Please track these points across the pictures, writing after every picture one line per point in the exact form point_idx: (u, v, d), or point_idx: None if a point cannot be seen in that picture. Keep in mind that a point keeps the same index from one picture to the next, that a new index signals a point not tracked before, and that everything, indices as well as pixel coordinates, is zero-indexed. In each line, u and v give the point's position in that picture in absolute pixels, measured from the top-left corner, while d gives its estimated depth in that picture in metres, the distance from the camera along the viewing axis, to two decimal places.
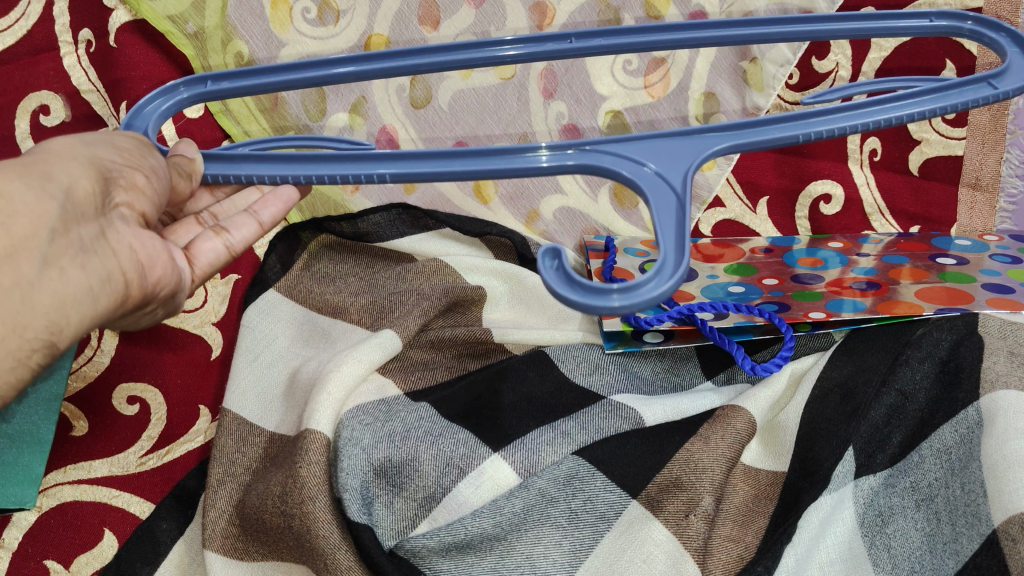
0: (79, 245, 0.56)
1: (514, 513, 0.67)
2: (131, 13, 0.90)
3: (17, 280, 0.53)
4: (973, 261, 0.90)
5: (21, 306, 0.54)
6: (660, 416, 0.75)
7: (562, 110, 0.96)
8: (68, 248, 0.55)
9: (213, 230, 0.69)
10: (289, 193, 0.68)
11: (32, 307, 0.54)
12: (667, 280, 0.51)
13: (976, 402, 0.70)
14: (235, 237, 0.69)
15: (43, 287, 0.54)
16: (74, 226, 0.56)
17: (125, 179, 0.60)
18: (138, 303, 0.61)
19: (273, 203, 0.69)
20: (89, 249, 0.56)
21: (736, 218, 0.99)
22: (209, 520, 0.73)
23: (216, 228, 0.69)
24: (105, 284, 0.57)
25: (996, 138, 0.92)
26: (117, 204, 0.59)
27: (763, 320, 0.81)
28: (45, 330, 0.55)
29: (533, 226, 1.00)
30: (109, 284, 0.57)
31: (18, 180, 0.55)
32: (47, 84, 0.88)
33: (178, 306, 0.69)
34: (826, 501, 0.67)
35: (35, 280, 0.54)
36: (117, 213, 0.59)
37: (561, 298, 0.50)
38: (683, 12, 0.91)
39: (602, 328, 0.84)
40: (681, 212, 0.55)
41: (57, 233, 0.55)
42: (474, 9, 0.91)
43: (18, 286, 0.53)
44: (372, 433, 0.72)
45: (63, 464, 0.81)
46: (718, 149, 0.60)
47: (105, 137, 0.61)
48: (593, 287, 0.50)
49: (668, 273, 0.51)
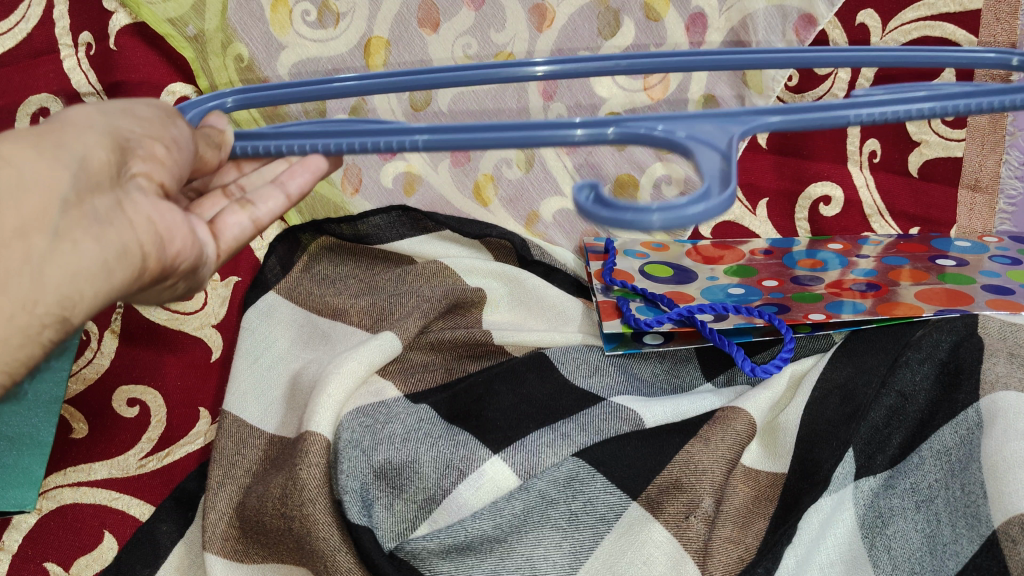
0: (93, 217, 0.49)
1: (514, 515, 0.67)
2: (130, 16, 0.89)
3: (27, 258, 0.47)
4: (973, 263, 0.90)
5: (31, 284, 0.47)
6: (660, 419, 0.76)
7: (561, 112, 0.96)
8: (81, 220, 0.48)
9: (239, 204, 0.62)
10: (319, 163, 0.62)
11: (41, 284, 0.47)
12: (705, 204, 0.45)
13: (976, 402, 0.69)
14: (262, 210, 0.63)
15: (54, 263, 0.47)
16: (89, 197, 0.49)
17: (144, 149, 0.54)
18: (156, 277, 0.54)
19: (302, 173, 0.62)
20: (105, 220, 0.49)
21: (736, 220, 1.00)
22: (209, 521, 0.73)
23: (241, 201, 0.62)
24: (122, 258, 0.50)
25: (996, 139, 0.92)
26: (135, 173, 0.53)
27: (763, 321, 0.81)
28: (57, 306, 0.48)
29: (533, 228, 1.00)
30: (126, 258, 0.50)
31: (30, 148, 0.49)
32: (47, 85, 0.88)
33: (202, 281, 0.62)
34: (826, 502, 0.68)
35: (47, 256, 0.47)
36: (134, 183, 0.53)
37: (598, 220, 0.45)
38: (683, 13, 0.91)
39: (602, 329, 0.83)
40: (728, 172, 0.49)
41: (70, 203, 0.48)
42: (474, 11, 0.92)
43: (27, 263, 0.47)
44: (373, 435, 0.72)
45: (62, 466, 0.81)
46: (771, 122, 0.54)
47: (124, 106, 0.56)
48: (626, 204, 0.45)
49: (712, 198, 0.45)
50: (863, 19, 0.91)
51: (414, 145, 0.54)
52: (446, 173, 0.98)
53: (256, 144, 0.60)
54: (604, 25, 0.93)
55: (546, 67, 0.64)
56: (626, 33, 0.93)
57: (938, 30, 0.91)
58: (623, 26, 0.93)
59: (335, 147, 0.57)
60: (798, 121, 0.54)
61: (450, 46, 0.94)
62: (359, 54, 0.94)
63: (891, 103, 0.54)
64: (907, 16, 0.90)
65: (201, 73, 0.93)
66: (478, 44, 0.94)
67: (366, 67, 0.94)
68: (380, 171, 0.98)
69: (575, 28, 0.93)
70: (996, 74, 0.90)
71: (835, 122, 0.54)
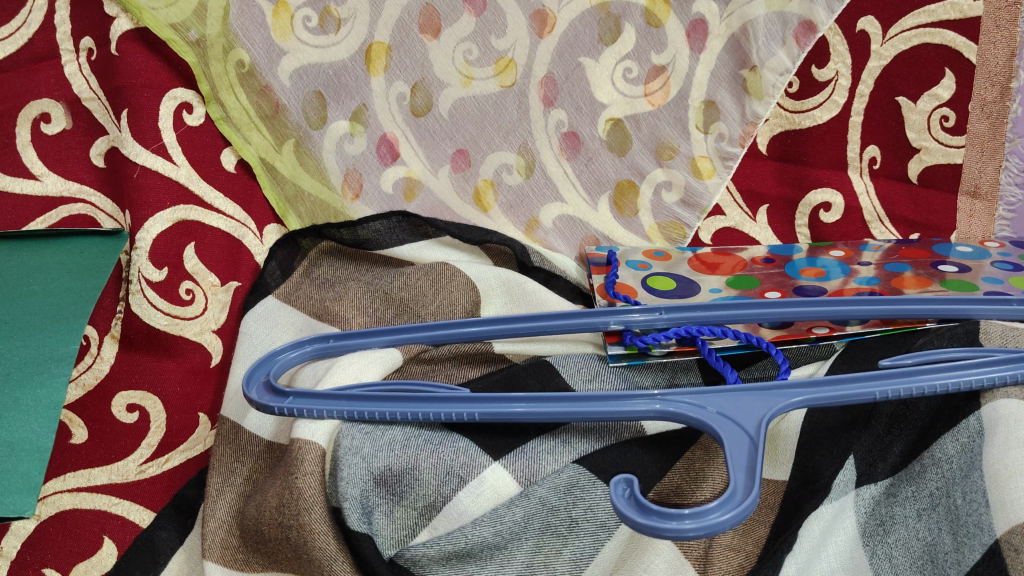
0: None
1: (514, 522, 0.67)
2: (132, 22, 0.88)
3: None
4: (974, 268, 0.89)
5: None
6: (661, 427, 0.74)
7: (562, 118, 0.96)
8: None
9: None
10: None
11: None
12: (732, 509, 0.57)
13: (977, 411, 0.68)
14: None
15: None
16: None
17: None
18: None
19: None
20: None
21: (736, 226, 0.98)
22: (209, 529, 0.75)
23: None
24: None
25: (995, 147, 0.94)
26: None
27: (758, 344, 0.78)
28: None
29: (533, 234, 0.99)
30: None
31: None
32: (48, 91, 0.89)
33: None
34: (826, 510, 0.69)
35: None
36: None
37: (631, 520, 0.57)
38: (683, 20, 0.92)
39: (608, 348, 0.81)
40: (753, 462, 0.61)
41: None
42: (474, 17, 0.94)
43: None
44: (373, 441, 0.72)
45: (63, 472, 0.82)
46: (796, 401, 0.66)
47: None
48: (661, 513, 0.57)
49: (739, 504, 0.57)
50: (863, 27, 0.92)
51: (471, 416, 0.68)
52: (446, 178, 0.97)
53: (333, 407, 0.70)
54: (605, 31, 0.94)
55: (642, 315, 0.80)
56: (627, 39, 0.94)
57: (938, 37, 0.92)
58: (624, 33, 0.94)
59: (420, 415, 0.69)
60: (824, 397, 0.66)
61: (450, 52, 0.94)
62: (359, 60, 0.94)
63: (895, 380, 0.67)
64: (908, 23, 0.92)
65: (202, 78, 0.91)
66: (479, 50, 0.94)
67: (366, 73, 0.94)
68: (380, 176, 0.96)
69: (576, 34, 0.94)
70: (996, 81, 0.92)
71: (855, 396, 0.66)
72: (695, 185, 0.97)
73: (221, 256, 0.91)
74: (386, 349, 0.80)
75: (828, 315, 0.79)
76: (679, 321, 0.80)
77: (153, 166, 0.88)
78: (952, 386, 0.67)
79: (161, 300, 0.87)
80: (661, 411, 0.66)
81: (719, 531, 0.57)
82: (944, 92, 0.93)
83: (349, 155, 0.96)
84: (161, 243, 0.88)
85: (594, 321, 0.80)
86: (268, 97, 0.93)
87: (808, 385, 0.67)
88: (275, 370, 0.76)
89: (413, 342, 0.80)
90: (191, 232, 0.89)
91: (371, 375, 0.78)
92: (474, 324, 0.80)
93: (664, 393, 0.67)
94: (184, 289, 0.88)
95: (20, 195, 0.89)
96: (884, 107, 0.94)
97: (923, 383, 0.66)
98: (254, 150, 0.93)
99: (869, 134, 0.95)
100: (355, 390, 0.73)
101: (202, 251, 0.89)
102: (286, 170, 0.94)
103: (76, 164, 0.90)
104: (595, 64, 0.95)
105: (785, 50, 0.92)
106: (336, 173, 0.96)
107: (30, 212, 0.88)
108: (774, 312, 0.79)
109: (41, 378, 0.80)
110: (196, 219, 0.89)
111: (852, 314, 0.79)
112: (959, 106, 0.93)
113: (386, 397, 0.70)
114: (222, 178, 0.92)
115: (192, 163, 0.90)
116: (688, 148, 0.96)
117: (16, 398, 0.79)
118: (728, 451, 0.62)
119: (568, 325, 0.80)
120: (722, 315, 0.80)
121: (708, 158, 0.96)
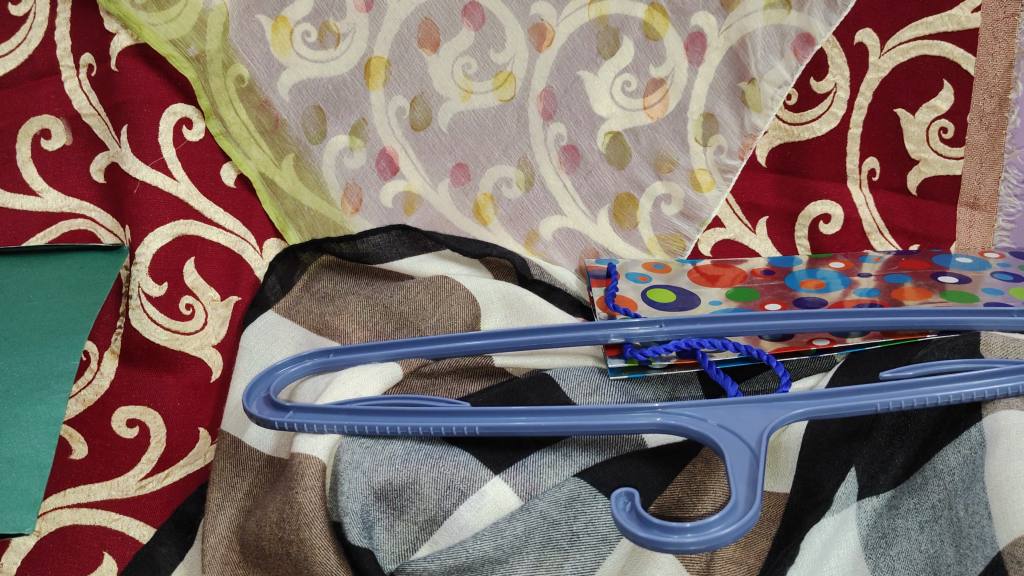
0: None
1: (515, 537, 0.67)
2: (132, 38, 0.89)
3: None
4: (974, 280, 0.89)
5: None
6: (661, 441, 0.74)
7: (561, 131, 0.96)
8: None
9: None
10: None
11: None
12: (733, 522, 0.57)
13: (979, 422, 0.68)
14: None
15: None
16: None
17: None
18: None
19: None
20: None
21: (736, 238, 0.98)
22: (210, 545, 0.75)
23: None
24: None
25: (994, 157, 0.94)
26: None
27: (757, 357, 0.78)
28: None
29: (533, 247, 0.99)
30: None
31: None
32: (48, 107, 0.89)
33: None
34: (828, 523, 0.68)
35: None
36: None
37: (634, 535, 0.57)
38: (682, 33, 0.93)
39: (608, 364, 0.81)
40: (754, 475, 0.61)
41: None
42: (473, 31, 0.94)
43: None
44: (373, 455, 0.71)
45: (62, 488, 0.82)
46: (797, 413, 0.66)
47: None
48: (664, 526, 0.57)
49: (741, 517, 0.57)
50: (862, 39, 0.92)
51: (472, 430, 0.68)
52: (446, 192, 0.97)
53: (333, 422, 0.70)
54: (604, 45, 0.94)
55: (642, 328, 0.80)
56: (626, 52, 0.94)
57: (937, 48, 0.92)
58: (623, 46, 0.94)
59: (422, 429, 0.69)
60: (826, 410, 0.66)
61: (449, 66, 0.95)
62: (359, 75, 0.94)
63: (898, 391, 0.67)
64: (905, 36, 0.92)
65: (202, 94, 0.91)
66: (478, 64, 0.95)
67: (366, 87, 0.94)
68: (379, 190, 0.97)
69: (575, 47, 0.94)
70: (995, 92, 0.93)
71: (856, 408, 0.66)
72: (694, 198, 0.97)
73: (221, 271, 0.91)
74: (385, 363, 0.81)
75: (829, 327, 0.79)
76: (679, 333, 0.80)
77: (154, 181, 0.88)
78: (954, 397, 0.67)
79: (161, 314, 0.87)
80: (662, 424, 0.66)
81: (721, 544, 0.57)
82: (943, 104, 0.94)
83: (348, 169, 0.96)
84: (162, 258, 0.88)
85: (593, 334, 0.80)
86: (268, 112, 0.93)
87: (809, 396, 0.67)
88: (276, 385, 0.76)
89: (413, 356, 0.80)
90: (191, 247, 0.89)
91: (370, 385, 0.78)
92: (475, 337, 0.81)
93: (666, 406, 0.67)
94: (184, 305, 0.88)
95: (20, 211, 0.89)
96: (883, 118, 0.94)
97: (925, 393, 0.66)
98: (253, 164, 0.93)
99: (869, 146, 0.95)
100: (355, 404, 0.73)
101: (202, 266, 0.90)
102: (286, 184, 0.95)
103: (75, 180, 0.90)
104: (595, 77, 0.95)
105: (784, 62, 0.93)
106: (336, 187, 0.96)
107: (30, 228, 0.89)
108: (775, 324, 0.79)
109: (41, 394, 0.81)
110: (195, 234, 0.90)
111: (852, 326, 0.79)
112: (958, 118, 0.94)
113: (386, 412, 0.70)
114: (222, 192, 0.92)
115: (191, 178, 0.90)
116: (688, 161, 0.96)
117: (16, 414, 0.80)
118: (728, 463, 0.62)
119: (568, 339, 0.80)
120: (723, 328, 0.80)
121: (707, 171, 0.96)
